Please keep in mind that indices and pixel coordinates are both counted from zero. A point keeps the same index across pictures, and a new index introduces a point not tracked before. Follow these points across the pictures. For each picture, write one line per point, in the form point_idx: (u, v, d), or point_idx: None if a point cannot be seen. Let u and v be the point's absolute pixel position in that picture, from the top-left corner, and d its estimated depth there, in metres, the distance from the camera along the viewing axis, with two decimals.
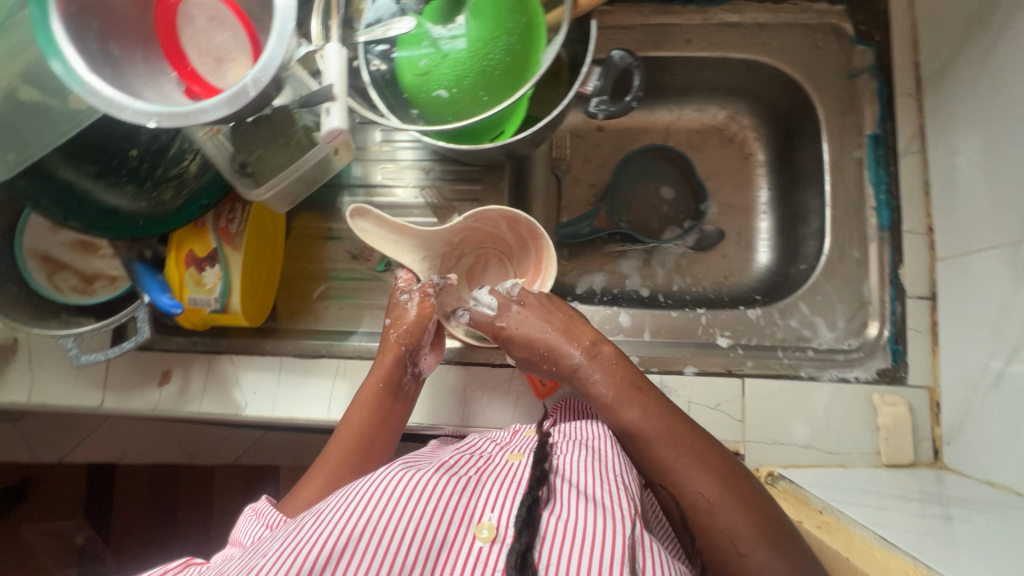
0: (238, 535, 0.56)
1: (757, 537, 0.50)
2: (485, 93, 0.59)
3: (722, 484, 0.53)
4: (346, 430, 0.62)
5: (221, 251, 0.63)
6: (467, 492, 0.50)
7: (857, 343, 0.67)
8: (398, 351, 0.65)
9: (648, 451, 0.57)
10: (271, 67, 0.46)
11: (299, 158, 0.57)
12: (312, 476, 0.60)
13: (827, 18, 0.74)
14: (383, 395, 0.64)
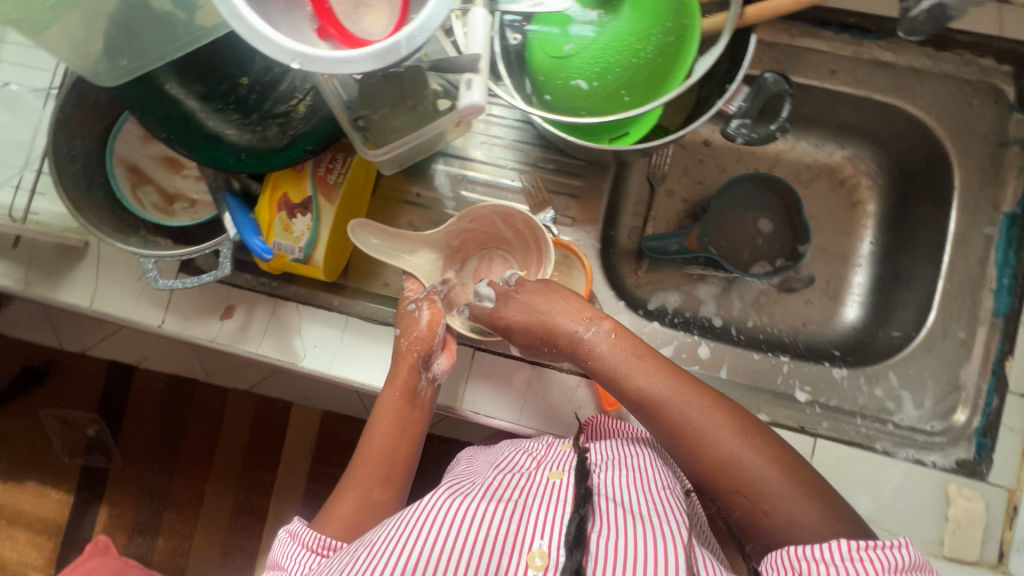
0: (276, 558, 0.54)
1: (785, 487, 0.49)
2: (627, 94, 0.55)
3: (742, 435, 0.52)
4: (365, 445, 0.61)
5: (316, 201, 0.62)
6: (514, 519, 0.48)
7: (941, 427, 0.64)
8: (410, 356, 0.63)
9: (655, 415, 0.54)
10: (429, 29, 0.43)
11: (424, 125, 0.54)
12: (340, 493, 0.59)
13: (990, 77, 0.68)
14: (399, 407, 0.62)
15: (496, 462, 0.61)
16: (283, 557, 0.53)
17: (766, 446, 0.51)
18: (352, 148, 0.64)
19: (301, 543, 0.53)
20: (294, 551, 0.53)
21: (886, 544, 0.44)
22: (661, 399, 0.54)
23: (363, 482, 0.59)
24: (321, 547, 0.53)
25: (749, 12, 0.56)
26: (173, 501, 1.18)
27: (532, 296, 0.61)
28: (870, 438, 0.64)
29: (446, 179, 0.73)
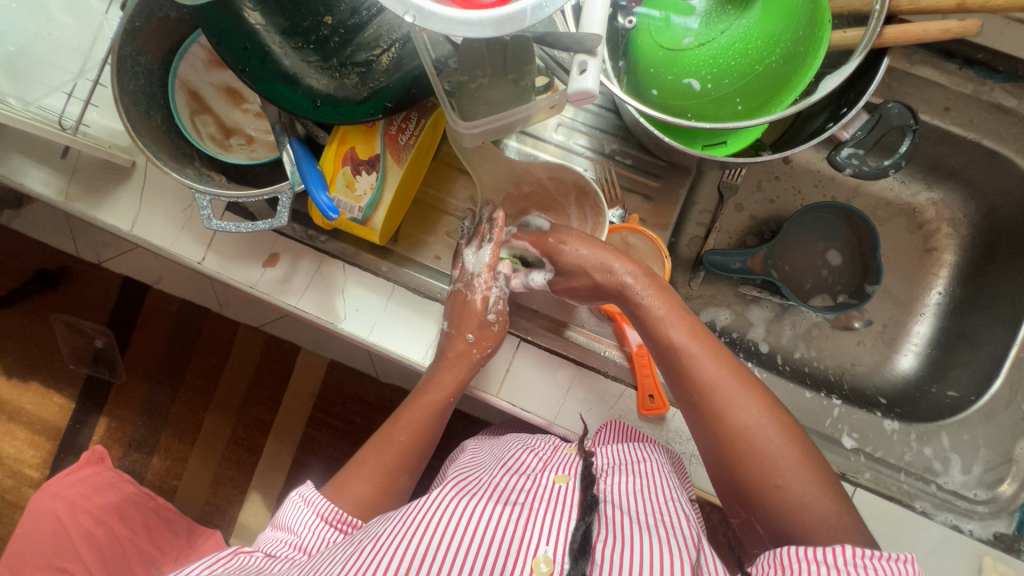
0: (284, 520, 0.52)
1: (800, 467, 0.48)
2: (740, 101, 0.51)
3: (766, 408, 0.50)
4: (399, 417, 0.59)
5: (384, 160, 0.58)
6: (520, 520, 0.44)
7: (985, 496, 0.62)
8: (465, 346, 0.61)
9: (688, 368, 0.53)
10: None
11: (514, 106, 0.51)
12: (359, 458, 0.57)
13: None
14: (443, 394, 0.60)
15: (502, 459, 0.58)
16: (293, 521, 0.51)
17: (787, 427, 0.50)
18: (427, 109, 0.61)
19: (314, 512, 0.51)
20: (305, 519, 0.50)
21: (892, 555, 0.41)
22: (694, 360, 0.53)
23: (381, 454, 0.57)
24: (337, 521, 0.51)
25: (890, 31, 0.50)
26: (174, 426, 1.19)
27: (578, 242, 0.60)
28: (911, 496, 0.62)
29: (516, 156, 0.69)
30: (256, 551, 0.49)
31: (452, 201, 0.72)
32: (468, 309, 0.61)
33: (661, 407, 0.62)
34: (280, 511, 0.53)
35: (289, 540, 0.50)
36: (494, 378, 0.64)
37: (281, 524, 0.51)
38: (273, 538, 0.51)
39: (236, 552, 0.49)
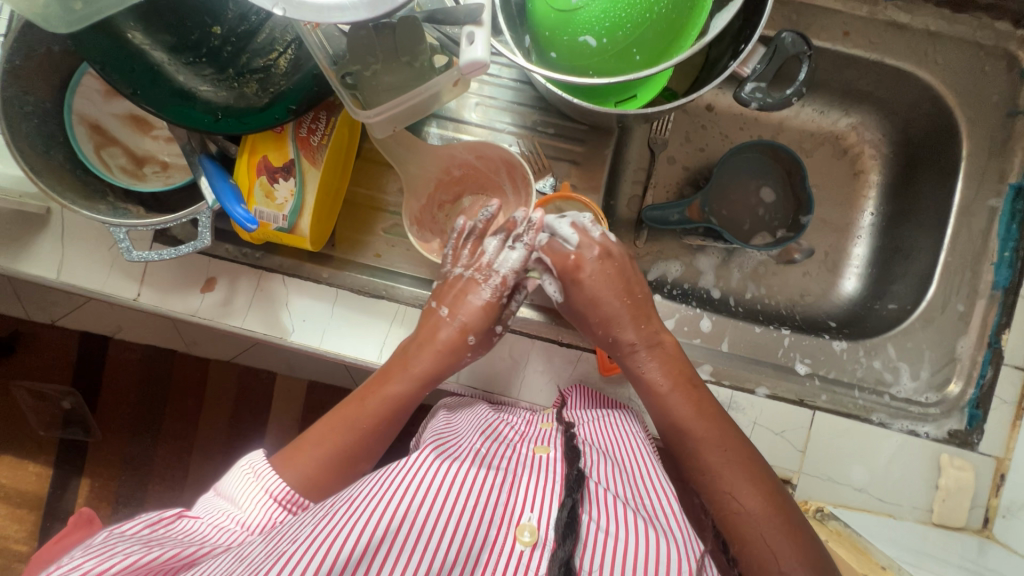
0: (229, 490, 0.49)
1: (767, 516, 0.49)
2: (638, 52, 0.51)
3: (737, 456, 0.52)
4: (366, 397, 0.55)
5: (298, 164, 0.56)
6: (507, 488, 0.44)
7: (936, 398, 0.65)
8: (461, 342, 0.58)
9: (695, 453, 0.53)
10: None
11: (417, 87, 0.50)
12: (311, 433, 0.53)
13: (1004, 43, 0.66)
14: (417, 383, 0.56)
15: (479, 425, 0.54)
16: (238, 492, 0.49)
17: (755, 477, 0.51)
18: (336, 106, 0.59)
19: (263, 488, 0.48)
20: (251, 492, 0.48)
21: None
22: (674, 404, 0.55)
23: (333, 437, 0.53)
24: (286, 500, 0.48)
25: None
26: (159, 475, 1.16)
27: (595, 288, 0.60)
28: (868, 410, 0.65)
29: (439, 143, 0.69)
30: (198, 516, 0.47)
31: (385, 197, 0.71)
32: (478, 309, 0.59)
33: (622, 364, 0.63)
34: (225, 478, 0.51)
35: (234, 513, 0.47)
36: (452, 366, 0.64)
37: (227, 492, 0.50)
38: (216, 507, 0.49)
39: (181, 515, 0.47)
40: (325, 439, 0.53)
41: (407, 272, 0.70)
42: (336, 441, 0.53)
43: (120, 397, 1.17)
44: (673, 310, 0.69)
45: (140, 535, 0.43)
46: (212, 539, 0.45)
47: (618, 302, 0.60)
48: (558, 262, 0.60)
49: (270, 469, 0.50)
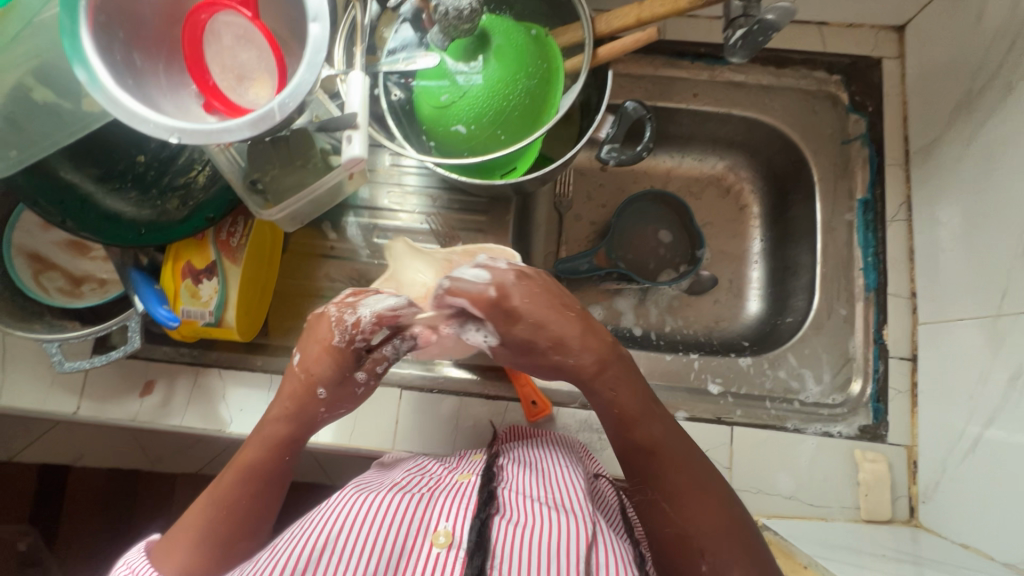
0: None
1: (691, 496, 0.49)
2: (502, 132, 0.60)
3: (675, 467, 0.51)
4: (233, 469, 0.52)
5: (220, 264, 0.61)
6: (422, 504, 0.48)
7: (841, 399, 0.70)
8: (310, 395, 0.54)
9: (660, 474, 0.51)
10: (299, 95, 0.46)
11: (315, 182, 0.57)
12: (184, 522, 0.50)
13: (825, 86, 0.77)
14: (273, 446, 0.53)
15: (411, 466, 0.58)
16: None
17: (686, 487, 0.50)
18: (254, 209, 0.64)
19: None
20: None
21: None
22: (642, 428, 0.52)
23: (205, 518, 0.49)
24: None
25: (601, 52, 0.62)
26: None
27: (530, 312, 0.49)
28: (782, 419, 0.68)
29: (358, 230, 0.76)
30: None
31: (315, 283, 0.75)
32: (323, 354, 0.54)
33: (544, 407, 0.66)
34: None
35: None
36: (387, 433, 0.67)
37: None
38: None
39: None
40: (199, 523, 0.49)
41: None
42: (206, 522, 0.49)
43: (83, 527, 1.13)
44: None
45: None
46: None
47: (562, 319, 0.50)
48: (472, 304, 0.49)
49: (144, 565, 0.47)
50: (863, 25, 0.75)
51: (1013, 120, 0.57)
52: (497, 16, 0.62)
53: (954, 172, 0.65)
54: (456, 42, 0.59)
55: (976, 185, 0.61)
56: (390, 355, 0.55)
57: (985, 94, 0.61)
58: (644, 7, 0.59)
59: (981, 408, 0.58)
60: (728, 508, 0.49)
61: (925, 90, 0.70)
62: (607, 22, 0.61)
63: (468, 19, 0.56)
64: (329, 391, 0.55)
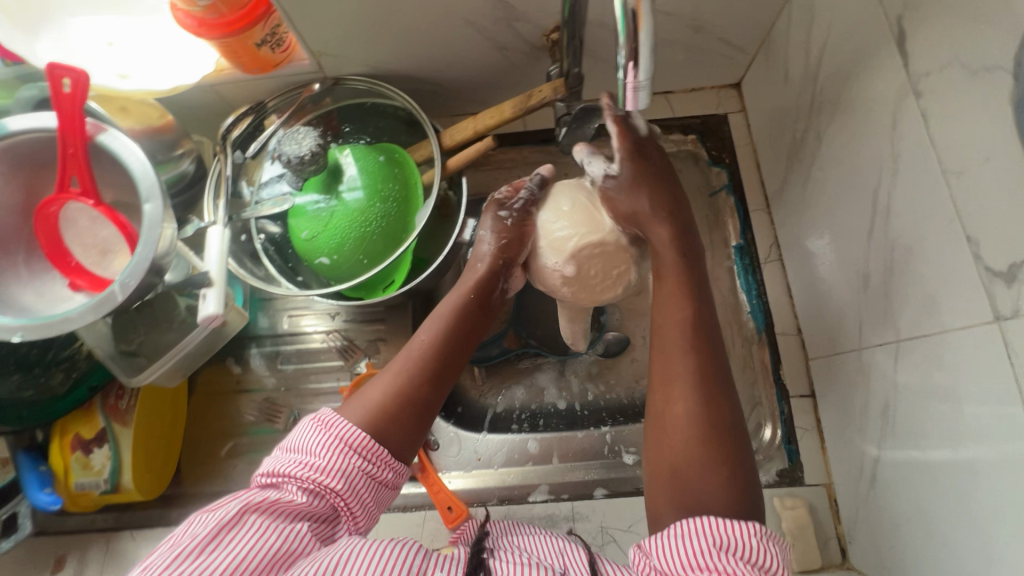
0: (297, 442, 0.50)
1: (721, 414, 0.49)
2: (364, 256, 0.64)
3: (683, 340, 0.53)
4: (422, 348, 0.57)
5: (110, 430, 0.62)
6: (422, 553, 0.45)
7: (755, 446, 0.69)
8: (493, 267, 0.60)
9: (700, 386, 0.50)
10: (135, 273, 0.50)
11: (185, 337, 0.58)
12: (372, 383, 0.55)
13: (683, 147, 0.81)
14: (468, 306, 0.60)
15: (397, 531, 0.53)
16: (309, 441, 0.49)
17: (678, 382, 0.51)
18: None
19: (332, 436, 0.49)
20: (327, 443, 0.48)
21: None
22: (669, 323, 0.54)
23: (389, 382, 0.54)
24: (359, 448, 0.49)
25: (450, 162, 0.66)
26: None
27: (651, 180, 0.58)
28: None
29: (262, 360, 0.77)
30: (278, 476, 0.48)
31: (230, 422, 0.75)
32: (490, 212, 0.62)
33: (459, 512, 0.65)
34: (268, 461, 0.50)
35: (311, 460, 0.48)
36: None
37: (289, 446, 0.51)
38: (292, 459, 0.49)
39: (245, 509, 0.44)
40: (390, 386, 0.54)
41: None
42: (392, 391, 0.54)
43: None
44: (507, 441, 0.74)
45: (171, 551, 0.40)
46: (259, 507, 0.45)
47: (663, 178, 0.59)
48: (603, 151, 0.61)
49: (337, 419, 0.50)
50: (704, 87, 0.81)
51: (829, 162, 0.61)
52: (355, 146, 0.67)
53: (801, 212, 0.68)
54: (311, 178, 0.64)
55: (818, 222, 0.65)
56: (527, 195, 0.61)
57: (806, 141, 0.66)
58: (478, 121, 0.65)
59: (867, 441, 0.58)
60: (728, 407, 0.50)
61: (767, 138, 0.75)
62: (451, 136, 0.66)
63: (309, 163, 0.62)
64: (500, 247, 0.60)
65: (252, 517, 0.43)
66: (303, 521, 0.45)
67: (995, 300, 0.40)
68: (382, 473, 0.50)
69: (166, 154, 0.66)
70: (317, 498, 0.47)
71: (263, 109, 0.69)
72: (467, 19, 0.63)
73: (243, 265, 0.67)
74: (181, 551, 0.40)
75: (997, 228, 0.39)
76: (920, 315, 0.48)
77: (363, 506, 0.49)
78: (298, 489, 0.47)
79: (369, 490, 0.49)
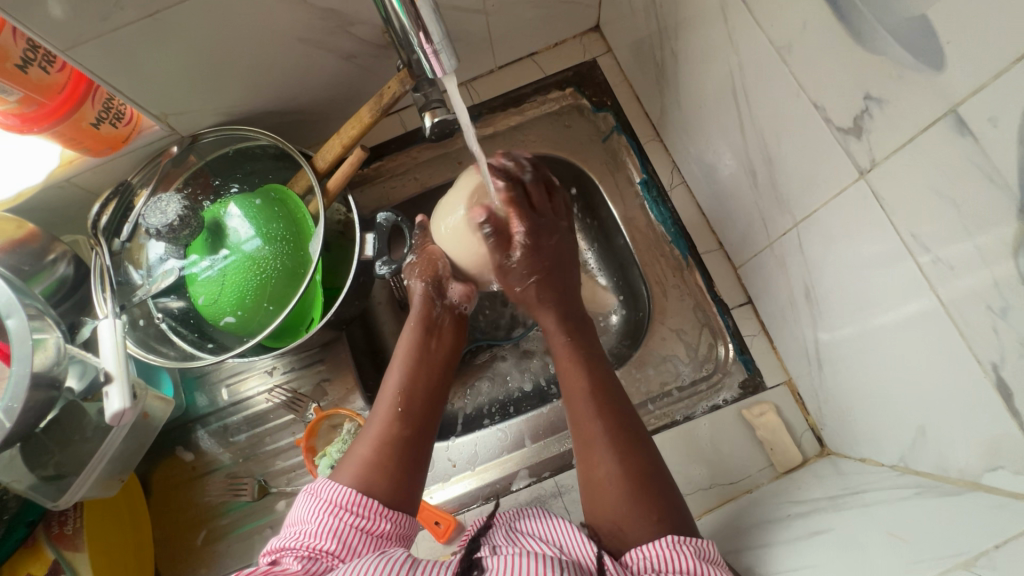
0: (295, 516, 0.48)
1: (631, 462, 0.50)
2: (269, 303, 0.61)
3: (580, 384, 0.56)
4: (389, 394, 0.57)
5: (63, 559, 0.58)
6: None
7: (712, 366, 0.69)
8: (427, 300, 0.65)
9: (598, 416, 0.53)
10: (19, 393, 0.48)
11: (102, 446, 0.56)
12: (356, 442, 0.53)
13: (565, 100, 0.81)
14: (416, 337, 0.63)
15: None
16: (303, 511, 0.48)
17: (585, 420, 0.54)
18: None
19: (323, 498, 0.47)
20: (319, 509, 0.47)
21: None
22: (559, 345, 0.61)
23: (370, 429, 0.54)
24: (351, 504, 0.47)
25: (329, 185, 0.64)
26: None
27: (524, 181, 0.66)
28: (671, 413, 0.68)
29: (212, 439, 0.73)
30: (276, 550, 0.46)
31: (196, 511, 0.71)
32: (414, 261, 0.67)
33: (447, 523, 0.63)
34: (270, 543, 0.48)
35: (305, 528, 0.46)
36: None
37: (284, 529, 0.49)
38: (291, 532, 0.47)
39: None
40: (374, 433, 0.53)
41: (248, 560, 0.68)
42: (378, 435, 0.53)
43: None
44: (478, 439, 0.71)
45: None
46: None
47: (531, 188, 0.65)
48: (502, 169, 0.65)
49: (323, 483, 0.48)
50: (567, 39, 0.80)
51: (691, 75, 0.61)
52: (232, 198, 0.65)
53: (685, 131, 0.69)
54: (194, 242, 0.62)
55: (703, 136, 0.65)
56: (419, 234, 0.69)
57: (667, 62, 0.66)
58: (342, 134, 0.64)
59: (804, 328, 0.59)
60: (639, 451, 0.51)
61: (637, 70, 0.75)
62: (323, 157, 0.65)
63: (181, 227, 0.58)
64: (421, 274, 0.66)
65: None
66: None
67: (854, 156, 0.40)
68: (380, 527, 0.47)
69: (36, 263, 0.63)
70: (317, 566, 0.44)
71: (127, 189, 0.66)
72: (296, 36, 0.61)
73: (152, 348, 0.64)
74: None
75: (835, 88, 0.39)
76: (804, 195, 0.49)
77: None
78: (294, 558, 0.44)
79: (367, 546, 0.46)
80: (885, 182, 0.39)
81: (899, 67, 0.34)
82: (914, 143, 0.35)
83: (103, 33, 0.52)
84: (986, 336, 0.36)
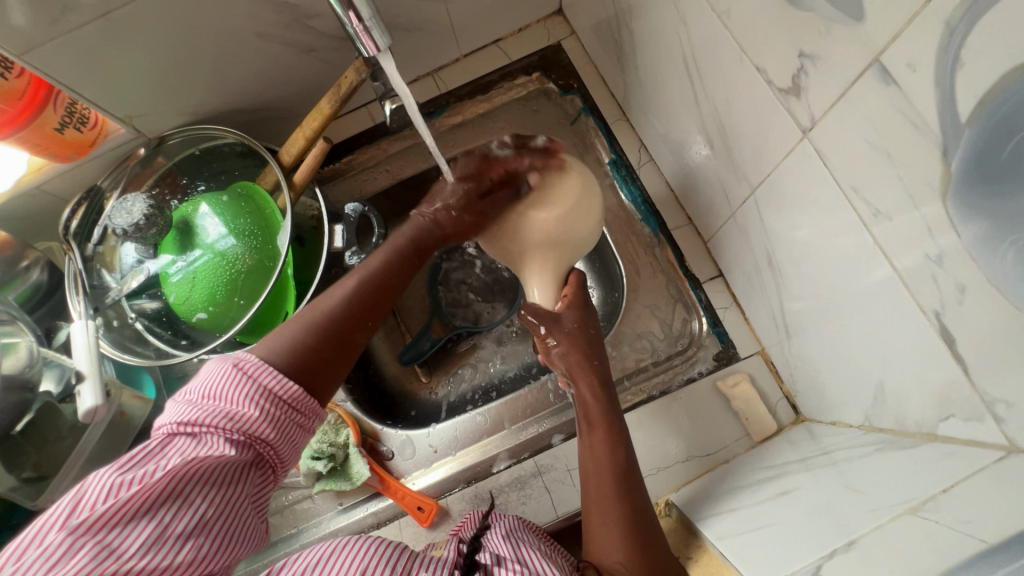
0: (210, 387, 0.45)
1: (645, 547, 0.50)
2: (240, 297, 0.62)
3: (608, 459, 0.55)
4: (352, 285, 0.56)
5: None
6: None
7: (686, 341, 0.69)
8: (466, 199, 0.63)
9: (626, 504, 0.52)
10: None
11: (79, 444, 0.57)
12: (299, 319, 0.53)
13: (532, 85, 0.81)
14: (416, 228, 0.62)
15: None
16: (224, 389, 0.45)
17: (607, 497, 0.53)
18: None
19: (260, 386, 0.46)
20: (257, 395, 0.45)
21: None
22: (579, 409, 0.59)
23: (308, 316, 0.53)
24: (293, 401, 0.47)
25: (296, 179, 0.65)
26: None
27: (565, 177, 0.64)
28: (648, 389, 0.68)
29: None
30: (191, 425, 0.43)
31: None
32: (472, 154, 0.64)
33: (428, 507, 0.64)
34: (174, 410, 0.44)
35: (232, 411, 0.44)
36: None
37: (195, 393, 0.45)
38: (204, 407, 0.44)
39: (173, 478, 0.41)
40: (307, 316, 0.53)
41: None
42: (314, 324, 0.52)
43: None
44: (457, 424, 0.71)
45: (81, 530, 0.37)
46: (192, 469, 0.41)
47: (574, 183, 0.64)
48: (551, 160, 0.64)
49: (264, 372, 0.47)
50: (530, 24, 0.80)
51: (648, 50, 0.61)
52: (199, 196, 0.65)
53: (648, 107, 0.69)
54: (163, 240, 0.62)
55: (664, 111, 0.65)
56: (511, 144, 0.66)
57: (625, 40, 0.66)
58: (304, 128, 0.64)
59: (770, 296, 0.59)
60: (655, 540, 0.51)
61: (600, 51, 0.75)
62: (287, 152, 0.65)
63: (147, 226, 0.58)
64: (461, 170, 0.64)
65: (187, 483, 0.41)
66: (239, 477, 0.44)
67: (796, 116, 0.41)
68: (311, 419, 0.50)
69: (9, 270, 0.64)
70: (248, 448, 0.45)
71: (96, 193, 0.67)
72: (253, 31, 0.61)
73: (129, 348, 0.65)
74: (100, 520, 0.38)
75: (772, 49, 0.40)
76: (757, 160, 0.49)
77: (293, 449, 0.49)
78: (226, 441, 0.43)
79: (299, 436, 0.49)
80: (825, 139, 0.39)
81: (824, 21, 0.34)
82: (847, 96, 0.35)
83: (56, 36, 0.52)
84: (928, 286, 0.36)
